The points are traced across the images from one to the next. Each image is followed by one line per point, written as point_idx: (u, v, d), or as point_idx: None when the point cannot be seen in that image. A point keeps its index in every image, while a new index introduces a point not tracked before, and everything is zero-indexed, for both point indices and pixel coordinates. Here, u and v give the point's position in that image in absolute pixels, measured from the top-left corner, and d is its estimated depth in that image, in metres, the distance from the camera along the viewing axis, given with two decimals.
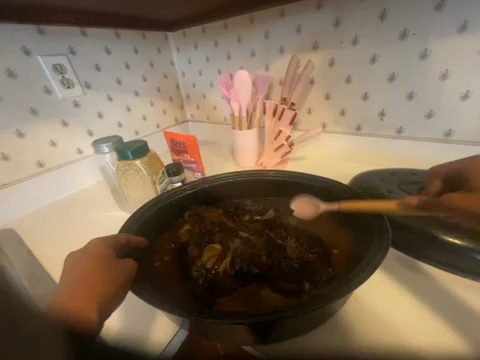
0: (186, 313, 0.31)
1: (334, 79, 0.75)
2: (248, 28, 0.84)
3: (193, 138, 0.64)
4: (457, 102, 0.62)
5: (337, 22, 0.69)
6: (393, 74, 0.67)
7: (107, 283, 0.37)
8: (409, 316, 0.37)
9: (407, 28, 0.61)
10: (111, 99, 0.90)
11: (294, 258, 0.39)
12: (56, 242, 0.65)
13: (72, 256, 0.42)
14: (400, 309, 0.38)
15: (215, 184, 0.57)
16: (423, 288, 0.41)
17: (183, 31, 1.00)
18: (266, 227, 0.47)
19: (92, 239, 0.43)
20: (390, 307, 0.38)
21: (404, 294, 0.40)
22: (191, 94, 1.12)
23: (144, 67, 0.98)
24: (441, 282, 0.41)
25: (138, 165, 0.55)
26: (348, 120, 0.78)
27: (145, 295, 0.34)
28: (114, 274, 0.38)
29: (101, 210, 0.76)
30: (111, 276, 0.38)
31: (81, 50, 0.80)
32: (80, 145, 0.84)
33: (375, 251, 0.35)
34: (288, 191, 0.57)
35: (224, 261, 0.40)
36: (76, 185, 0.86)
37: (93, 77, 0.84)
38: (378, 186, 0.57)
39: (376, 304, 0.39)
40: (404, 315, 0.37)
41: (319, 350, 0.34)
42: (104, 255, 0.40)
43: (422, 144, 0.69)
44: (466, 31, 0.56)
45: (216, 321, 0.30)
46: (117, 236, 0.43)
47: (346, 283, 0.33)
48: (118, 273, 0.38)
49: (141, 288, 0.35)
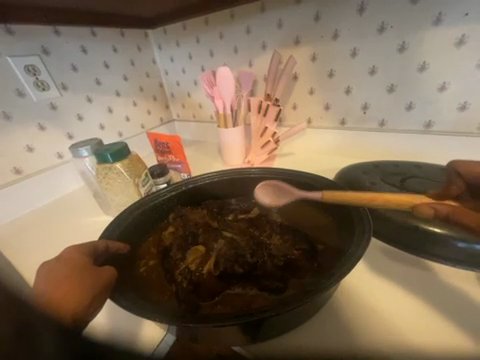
0: (169, 319, 0.30)
1: (317, 74, 0.75)
2: (229, 23, 0.83)
3: (177, 138, 0.62)
4: (435, 94, 0.64)
5: (318, 16, 0.68)
6: (373, 67, 0.68)
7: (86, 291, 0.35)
8: (394, 306, 0.38)
9: (385, 22, 0.62)
10: (90, 101, 0.86)
11: (278, 255, 0.39)
12: (38, 251, 0.62)
13: (44, 265, 0.40)
14: (385, 299, 0.39)
15: (199, 184, 0.56)
16: (407, 278, 0.43)
17: (163, 28, 0.97)
18: (251, 226, 0.47)
19: (66, 247, 0.41)
20: (376, 298, 0.40)
21: (389, 284, 0.42)
22: (175, 92, 1.10)
23: (125, 66, 0.95)
24: None
25: (119, 168, 0.53)
26: (332, 114, 0.79)
27: (126, 303, 0.33)
28: (92, 281, 0.37)
29: (85, 215, 0.73)
30: (89, 283, 0.36)
31: (55, 50, 0.76)
32: (59, 149, 0.81)
33: (356, 245, 0.36)
34: None
35: (208, 262, 0.40)
36: (57, 191, 0.82)
37: (70, 77, 0.81)
38: (362, 179, 0.58)
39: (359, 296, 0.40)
40: (388, 305, 0.38)
41: (305, 345, 0.34)
42: (81, 263, 0.39)
43: (404, 135, 0.71)
44: (441, 24, 0.57)
45: (200, 325, 0.30)
46: (95, 243, 0.41)
47: (329, 278, 0.33)
48: (96, 279, 0.37)
49: (122, 297, 0.34)
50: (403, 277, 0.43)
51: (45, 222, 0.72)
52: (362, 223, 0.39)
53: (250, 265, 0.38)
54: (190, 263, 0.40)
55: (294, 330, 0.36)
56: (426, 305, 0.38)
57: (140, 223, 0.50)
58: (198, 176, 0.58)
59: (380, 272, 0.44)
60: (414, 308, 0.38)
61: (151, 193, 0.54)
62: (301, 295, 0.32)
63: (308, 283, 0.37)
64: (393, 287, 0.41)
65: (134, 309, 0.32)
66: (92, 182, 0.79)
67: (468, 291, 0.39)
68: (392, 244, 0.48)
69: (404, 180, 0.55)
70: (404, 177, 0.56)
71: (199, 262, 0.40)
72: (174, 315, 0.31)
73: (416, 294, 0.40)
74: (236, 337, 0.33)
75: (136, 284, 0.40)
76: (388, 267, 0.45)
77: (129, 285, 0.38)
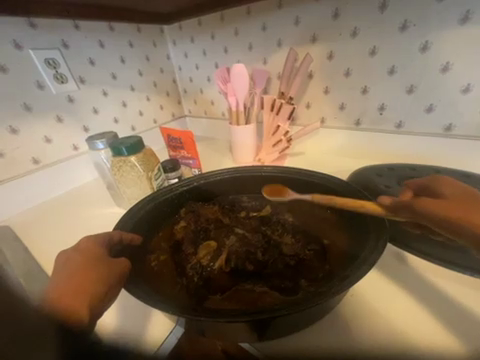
0: (180, 312, 0.31)
1: (334, 73, 0.74)
2: (245, 20, 0.82)
3: (190, 133, 0.63)
4: (458, 96, 0.61)
5: (336, 13, 0.67)
6: (392, 67, 0.66)
7: (100, 283, 0.36)
8: (407, 309, 0.37)
9: (408, 20, 0.60)
10: (106, 95, 0.88)
11: (289, 255, 0.39)
12: (54, 239, 0.64)
13: (62, 253, 0.41)
14: (398, 301, 0.38)
15: (211, 180, 0.56)
16: (423, 282, 0.41)
17: (179, 24, 0.98)
18: (262, 224, 0.47)
19: (82, 238, 0.43)
20: (388, 300, 0.38)
21: (403, 287, 0.40)
22: (188, 89, 1.10)
23: (140, 61, 0.96)
24: (438, 276, 0.41)
25: (133, 161, 0.54)
26: (347, 114, 0.77)
27: (138, 293, 0.33)
28: (106, 270, 0.38)
29: (98, 207, 0.75)
30: (103, 273, 0.37)
31: (74, 44, 0.78)
32: (75, 141, 0.83)
33: (371, 249, 0.35)
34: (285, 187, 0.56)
35: (219, 258, 0.40)
36: (72, 182, 0.85)
37: (88, 71, 0.82)
38: (376, 182, 0.57)
39: (371, 299, 0.39)
40: (401, 308, 0.37)
41: (314, 346, 0.34)
42: (96, 253, 0.40)
43: (421, 138, 0.69)
44: (468, 23, 0.55)
45: (210, 320, 0.30)
46: (110, 234, 0.43)
47: (342, 280, 0.32)
48: (110, 271, 0.38)
49: (134, 287, 0.35)
50: (420, 281, 0.41)
51: (61, 212, 0.75)
52: (378, 227, 0.38)
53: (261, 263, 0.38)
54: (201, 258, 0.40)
55: (303, 329, 0.35)
56: (442, 312, 0.36)
57: (152, 216, 0.51)
58: (210, 173, 0.58)
59: (395, 273, 0.43)
60: (429, 313, 0.36)
61: (164, 188, 0.55)
62: (312, 297, 0.31)
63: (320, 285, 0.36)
64: (407, 290, 0.40)
65: (145, 299, 0.32)
66: (105, 174, 0.81)
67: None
68: (406, 248, 0.46)
69: None
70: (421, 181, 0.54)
71: (210, 258, 0.40)
72: (186, 308, 0.32)
73: (432, 298, 0.38)
74: (245, 333, 0.33)
75: (147, 276, 0.41)
76: (403, 270, 0.43)
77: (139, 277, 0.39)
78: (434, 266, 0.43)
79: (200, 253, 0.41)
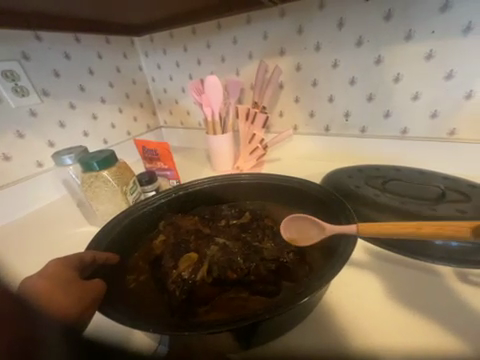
0: (162, 329, 0.30)
1: (302, 84, 0.79)
2: (215, 33, 0.85)
3: (166, 145, 0.62)
4: (410, 103, 0.69)
5: (300, 29, 0.72)
6: (353, 78, 0.72)
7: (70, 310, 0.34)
8: (383, 305, 0.39)
9: (362, 36, 0.66)
10: (74, 108, 0.84)
11: (270, 259, 0.40)
12: (16, 265, 0.58)
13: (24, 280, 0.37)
14: (373, 299, 0.41)
15: (189, 191, 0.56)
16: (397, 278, 0.43)
17: (150, 37, 0.98)
18: (242, 231, 0.47)
19: (49, 262, 0.39)
20: (368, 302, 0.40)
21: (376, 284, 0.43)
22: (162, 99, 1.09)
23: (110, 73, 0.94)
24: (401, 268, 0.45)
25: (105, 176, 0.51)
26: (316, 121, 0.82)
27: (117, 315, 0.32)
28: (82, 293, 0.36)
29: (68, 226, 0.70)
30: (79, 296, 0.35)
31: (36, 55, 0.74)
32: (39, 157, 0.77)
33: (343, 246, 0.37)
34: (263, 193, 0.57)
35: (200, 269, 0.39)
36: (36, 201, 0.78)
37: (52, 84, 0.78)
38: (346, 182, 0.61)
39: (349, 299, 0.41)
40: (379, 308, 0.39)
41: (302, 350, 0.34)
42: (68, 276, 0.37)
43: (383, 141, 0.76)
44: (412, 39, 0.62)
45: (194, 334, 0.29)
46: (80, 255, 0.40)
47: (320, 278, 0.34)
48: (82, 296, 0.35)
49: (113, 309, 0.33)
50: (394, 278, 0.44)
51: (25, 234, 0.68)
52: (348, 224, 0.41)
53: (243, 270, 0.38)
54: (182, 271, 0.38)
55: (286, 333, 0.36)
56: (416, 308, 0.38)
57: (129, 232, 0.49)
58: (188, 183, 0.58)
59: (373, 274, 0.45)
60: (405, 312, 0.38)
61: (141, 201, 0.53)
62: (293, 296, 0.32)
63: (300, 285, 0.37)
64: (381, 287, 0.42)
65: (124, 321, 0.31)
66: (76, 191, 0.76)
67: (452, 291, 0.40)
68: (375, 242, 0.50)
69: (385, 183, 0.58)
70: (385, 180, 0.59)
71: (191, 270, 0.39)
72: (168, 324, 0.31)
73: (406, 295, 0.41)
74: (230, 343, 0.33)
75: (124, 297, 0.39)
76: (375, 265, 0.47)
77: (118, 299, 0.37)
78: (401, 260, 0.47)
79: (180, 266, 0.40)
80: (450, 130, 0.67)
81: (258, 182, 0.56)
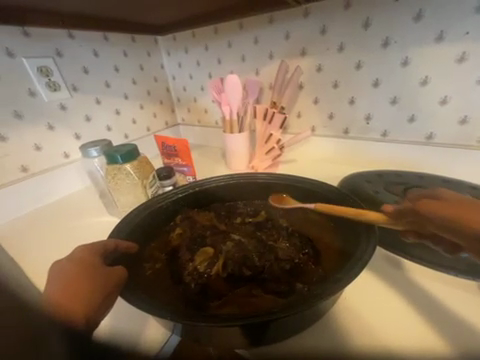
0: (179, 318, 0.31)
1: (322, 85, 0.78)
2: (237, 33, 0.86)
3: (185, 141, 0.64)
4: (437, 107, 0.65)
5: (323, 29, 0.71)
6: (376, 80, 0.70)
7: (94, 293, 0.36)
8: (402, 313, 0.37)
9: (389, 37, 0.64)
10: (99, 103, 0.88)
11: (284, 260, 0.40)
12: (43, 249, 0.62)
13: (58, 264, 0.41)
14: (391, 306, 0.39)
15: (206, 188, 0.57)
16: (418, 287, 0.41)
17: (173, 36, 1.01)
18: (257, 230, 0.48)
19: (76, 247, 0.42)
20: (386, 309, 0.38)
21: (395, 291, 0.41)
22: (181, 97, 1.12)
23: (134, 70, 0.97)
24: (422, 277, 0.43)
25: (128, 169, 0.53)
26: (335, 124, 0.81)
27: (136, 301, 0.33)
28: (103, 278, 0.38)
29: (90, 215, 0.74)
30: (102, 281, 0.37)
31: (68, 53, 0.78)
32: (66, 149, 0.82)
33: (360, 251, 0.37)
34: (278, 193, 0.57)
35: (215, 264, 0.40)
36: (62, 190, 0.83)
37: (81, 79, 0.82)
38: (364, 187, 0.59)
39: (365, 304, 0.40)
40: (397, 321, 0.36)
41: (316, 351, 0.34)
42: (92, 261, 0.40)
43: (405, 146, 0.73)
44: (443, 40, 0.59)
45: (207, 325, 0.30)
46: (104, 242, 0.42)
47: (335, 282, 0.33)
48: (106, 280, 0.38)
49: (131, 294, 0.34)
50: (414, 286, 0.41)
51: (51, 221, 0.73)
52: (367, 229, 0.40)
53: (257, 268, 0.38)
54: (198, 265, 0.40)
55: (299, 334, 0.36)
56: (438, 319, 0.36)
57: (148, 223, 0.51)
58: (205, 180, 0.59)
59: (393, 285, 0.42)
60: (426, 327, 0.35)
61: (160, 195, 0.55)
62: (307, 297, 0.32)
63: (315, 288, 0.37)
64: (401, 295, 0.40)
65: (143, 307, 0.32)
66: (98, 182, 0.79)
67: (479, 304, 0.37)
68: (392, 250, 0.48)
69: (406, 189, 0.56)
70: (406, 187, 0.57)
71: (206, 264, 0.40)
72: (183, 313, 0.32)
73: (428, 303, 0.38)
74: (241, 338, 0.33)
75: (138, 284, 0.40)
76: (393, 272, 0.45)
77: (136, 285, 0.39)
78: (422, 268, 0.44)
79: (197, 261, 0.41)
80: None
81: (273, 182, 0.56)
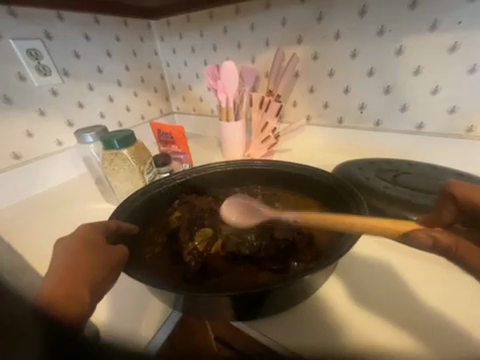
0: (179, 291, 0.33)
1: (318, 73, 0.78)
2: (233, 18, 0.84)
3: (181, 128, 0.64)
4: (428, 97, 0.67)
5: (321, 16, 0.71)
6: (371, 69, 0.71)
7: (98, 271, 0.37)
8: (391, 292, 0.41)
9: (385, 25, 0.65)
10: (92, 89, 0.86)
11: (281, 240, 0.42)
12: (40, 236, 0.62)
13: (64, 241, 0.41)
14: (381, 285, 0.43)
15: (204, 173, 0.58)
16: (405, 269, 0.45)
17: (167, 21, 0.98)
18: (254, 212, 0.50)
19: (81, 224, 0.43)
20: (376, 287, 0.42)
21: (385, 273, 0.45)
22: (176, 85, 1.10)
23: (126, 56, 0.95)
24: (409, 261, 0.47)
25: (125, 155, 0.53)
26: (330, 113, 0.82)
27: (139, 275, 0.35)
28: (107, 254, 0.40)
29: (86, 202, 0.74)
30: (106, 258, 0.39)
31: (58, 36, 0.75)
32: (59, 136, 0.80)
33: (351, 230, 0.39)
34: (275, 179, 0.59)
35: (214, 244, 0.43)
36: (56, 178, 0.82)
37: (72, 64, 0.80)
38: (356, 174, 0.61)
39: (357, 284, 0.43)
40: (381, 303, 0.40)
41: (310, 324, 0.37)
42: (94, 241, 0.41)
43: (396, 135, 0.75)
44: (437, 30, 0.60)
45: (207, 295, 0.33)
46: (107, 223, 0.43)
47: (327, 258, 0.35)
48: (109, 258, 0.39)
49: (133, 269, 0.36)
50: (402, 268, 0.46)
51: (46, 208, 0.72)
52: (359, 210, 0.41)
53: (255, 247, 0.41)
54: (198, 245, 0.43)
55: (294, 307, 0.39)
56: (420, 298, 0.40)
57: (148, 206, 0.52)
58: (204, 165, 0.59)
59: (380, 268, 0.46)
60: (405, 311, 0.38)
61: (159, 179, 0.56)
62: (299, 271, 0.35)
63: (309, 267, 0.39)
64: (390, 277, 0.44)
65: (146, 281, 0.34)
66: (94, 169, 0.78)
67: (454, 284, 0.42)
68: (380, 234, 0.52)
69: (396, 176, 0.58)
70: (396, 173, 0.59)
71: (206, 244, 0.43)
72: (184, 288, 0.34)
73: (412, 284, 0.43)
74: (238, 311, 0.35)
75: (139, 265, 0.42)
76: (383, 255, 0.48)
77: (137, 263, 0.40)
78: (408, 251, 0.49)
79: (196, 241, 0.43)
80: (468, 126, 0.66)
81: (269, 168, 0.57)
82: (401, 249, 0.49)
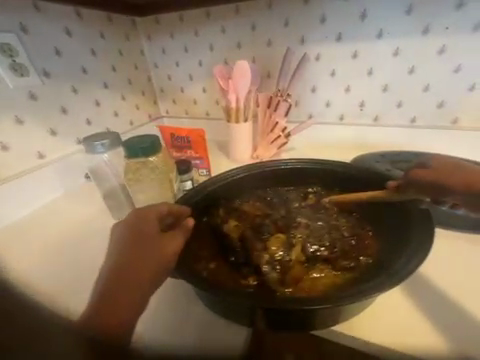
0: (275, 305, 0.33)
1: (321, 73, 0.81)
2: (233, 18, 0.83)
3: (201, 131, 0.61)
4: (421, 93, 0.75)
5: (323, 18, 0.74)
6: (370, 69, 0.76)
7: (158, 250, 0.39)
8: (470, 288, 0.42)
9: (383, 29, 0.70)
10: (76, 91, 0.75)
11: (348, 237, 0.44)
12: (43, 265, 0.54)
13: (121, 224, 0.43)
14: (457, 281, 0.43)
15: (248, 174, 0.56)
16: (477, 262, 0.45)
17: (155, 18, 0.91)
18: (316, 212, 0.50)
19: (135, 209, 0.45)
20: (451, 283, 0.43)
21: (457, 268, 0.45)
22: (165, 87, 1.02)
23: (113, 55, 0.85)
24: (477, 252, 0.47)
25: (153, 162, 0.50)
26: (332, 111, 0.85)
27: (228, 297, 0.34)
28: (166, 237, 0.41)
29: (89, 222, 0.66)
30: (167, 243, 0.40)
31: (36, 29, 0.66)
32: (41, 147, 0.69)
33: (420, 225, 0.40)
34: (320, 178, 0.57)
35: (294, 250, 0.41)
36: (42, 197, 0.71)
37: (53, 63, 0.69)
38: (377, 167, 0.64)
39: (435, 283, 0.43)
40: (462, 300, 0.40)
41: (400, 328, 0.37)
42: (152, 223, 0.43)
43: (394, 130, 0.81)
44: (428, 33, 0.68)
45: (310, 307, 0.32)
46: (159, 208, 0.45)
47: (410, 250, 0.37)
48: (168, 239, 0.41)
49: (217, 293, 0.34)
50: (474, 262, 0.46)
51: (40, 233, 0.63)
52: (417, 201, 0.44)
53: (332, 249, 0.41)
54: (276, 252, 0.40)
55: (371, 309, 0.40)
56: None
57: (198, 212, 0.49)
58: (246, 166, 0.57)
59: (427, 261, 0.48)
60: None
61: (204, 183, 0.52)
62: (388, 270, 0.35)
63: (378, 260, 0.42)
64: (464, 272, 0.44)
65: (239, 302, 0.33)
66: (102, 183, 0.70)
67: None
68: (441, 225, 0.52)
69: (412, 166, 0.63)
70: (411, 164, 0.64)
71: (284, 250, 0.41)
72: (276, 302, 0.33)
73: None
74: (328, 317, 0.36)
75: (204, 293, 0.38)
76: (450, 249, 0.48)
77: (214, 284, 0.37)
78: (473, 242, 0.49)
79: (271, 248, 0.41)
80: (454, 119, 0.74)
81: (311, 167, 0.56)
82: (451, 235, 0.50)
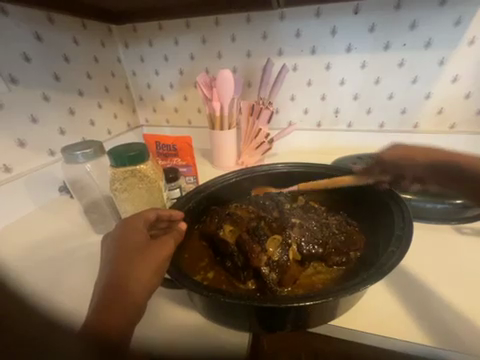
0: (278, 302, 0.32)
1: (298, 82, 0.86)
2: (213, 29, 0.85)
3: (188, 138, 0.61)
4: (387, 101, 0.83)
5: (298, 33, 0.80)
6: (342, 79, 0.83)
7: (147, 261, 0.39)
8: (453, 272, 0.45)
9: (351, 44, 0.78)
10: (48, 99, 0.71)
11: (338, 234, 0.48)
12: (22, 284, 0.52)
13: (112, 235, 0.44)
14: (442, 267, 0.47)
15: (237, 180, 0.59)
16: (456, 249, 0.50)
17: (133, 26, 0.90)
18: (306, 212, 0.52)
19: (124, 219, 0.45)
20: (437, 269, 0.46)
21: (441, 255, 0.49)
22: (144, 95, 1.00)
23: (88, 62, 0.81)
24: (454, 239, 0.52)
25: (143, 171, 0.49)
26: (310, 118, 0.90)
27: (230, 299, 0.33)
28: (156, 248, 0.40)
29: (69, 238, 0.63)
30: (156, 252, 0.40)
31: (1, 33, 0.61)
32: (7, 160, 0.64)
33: (401, 216, 0.43)
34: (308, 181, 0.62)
35: (289, 249, 0.43)
36: (10, 214, 0.65)
37: (21, 69, 0.65)
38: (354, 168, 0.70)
39: (422, 269, 0.47)
40: (448, 283, 0.44)
41: (395, 316, 0.39)
42: (139, 234, 0.43)
43: (364, 134, 0.88)
44: (389, 49, 0.76)
45: (310, 303, 0.32)
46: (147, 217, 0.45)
47: (395, 238, 0.40)
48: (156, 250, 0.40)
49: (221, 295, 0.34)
50: (453, 248, 0.50)
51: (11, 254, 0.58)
52: (392, 194, 0.49)
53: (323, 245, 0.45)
54: (273, 254, 0.42)
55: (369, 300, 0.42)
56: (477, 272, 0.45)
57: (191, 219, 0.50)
58: (235, 172, 0.60)
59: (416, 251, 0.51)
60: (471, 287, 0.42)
61: (195, 190, 0.54)
62: (379, 261, 0.37)
63: (367, 254, 0.45)
64: (447, 258, 0.48)
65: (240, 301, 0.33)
66: (82, 196, 0.68)
67: None
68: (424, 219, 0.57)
69: None
70: None
71: (280, 250, 0.43)
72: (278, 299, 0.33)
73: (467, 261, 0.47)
74: (331, 311, 0.36)
75: (205, 301, 0.37)
76: (433, 239, 0.53)
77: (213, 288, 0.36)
78: (450, 231, 0.54)
79: (269, 249, 0.43)
80: (415, 123, 0.83)
81: (299, 172, 0.61)
82: (432, 227, 0.55)
